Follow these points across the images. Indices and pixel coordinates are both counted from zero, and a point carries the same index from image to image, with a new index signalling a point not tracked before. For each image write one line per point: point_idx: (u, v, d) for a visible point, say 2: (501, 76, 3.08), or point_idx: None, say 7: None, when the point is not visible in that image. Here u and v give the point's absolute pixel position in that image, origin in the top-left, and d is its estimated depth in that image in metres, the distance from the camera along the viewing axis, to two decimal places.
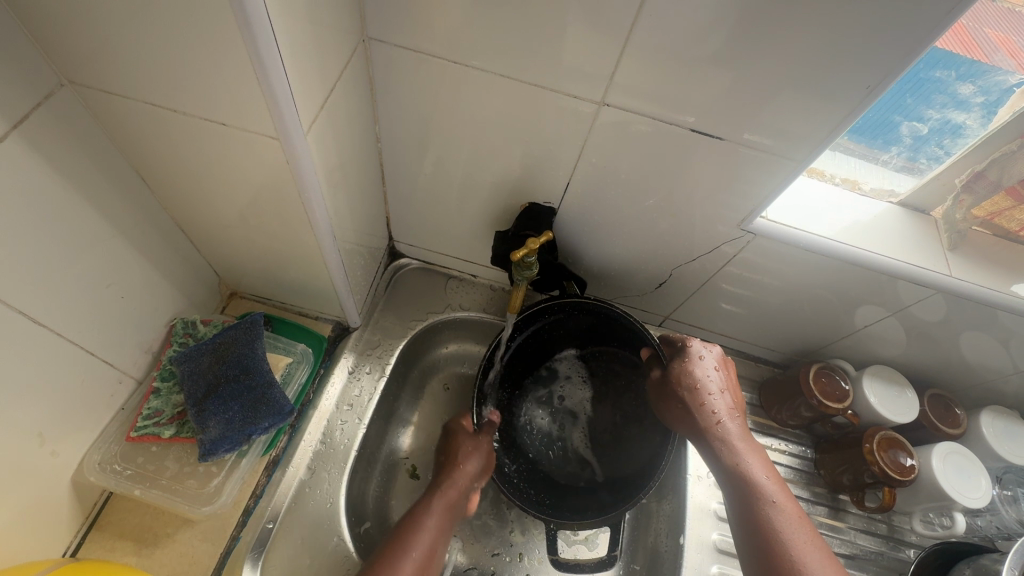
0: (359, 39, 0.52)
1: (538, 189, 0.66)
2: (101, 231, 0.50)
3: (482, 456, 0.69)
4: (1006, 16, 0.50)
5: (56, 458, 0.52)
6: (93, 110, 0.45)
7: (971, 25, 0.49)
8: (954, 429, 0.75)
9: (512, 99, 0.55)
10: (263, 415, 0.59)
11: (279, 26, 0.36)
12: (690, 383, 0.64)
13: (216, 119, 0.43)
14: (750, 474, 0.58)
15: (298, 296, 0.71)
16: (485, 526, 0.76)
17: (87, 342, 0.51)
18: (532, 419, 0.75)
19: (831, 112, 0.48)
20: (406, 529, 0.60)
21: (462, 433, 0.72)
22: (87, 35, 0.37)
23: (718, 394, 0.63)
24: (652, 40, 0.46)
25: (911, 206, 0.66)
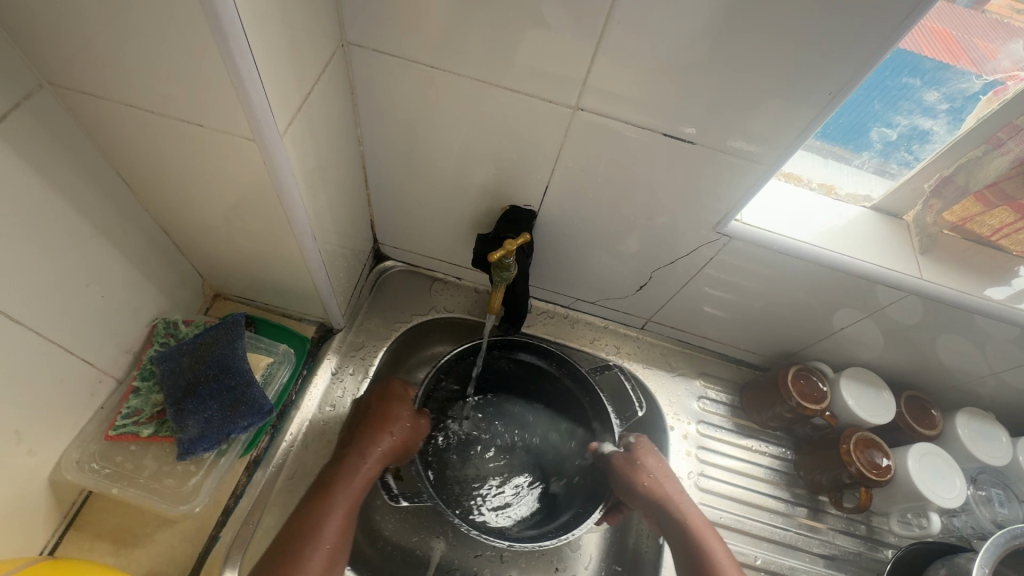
0: (338, 44, 0.53)
1: (518, 192, 0.67)
2: (80, 231, 0.50)
3: (406, 434, 0.65)
4: (994, 26, 0.50)
5: (34, 456, 0.52)
6: (73, 111, 0.45)
7: (960, 35, 0.51)
8: (929, 430, 0.76)
9: (489, 103, 0.56)
10: (242, 415, 0.59)
11: (253, 27, 0.37)
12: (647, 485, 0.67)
13: (194, 121, 0.43)
14: (708, 549, 0.63)
15: (280, 297, 0.71)
16: (469, 530, 0.76)
17: (66, 341, 0.52)
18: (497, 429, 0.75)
19: (800, 116, 0.50)
20: (318, 503, 0.58)
21: (399, 402, 0.67)
22: (63, 35, 0.38)
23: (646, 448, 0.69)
24: (625, 44, 0.48)
25: (883, 210, 0.67)
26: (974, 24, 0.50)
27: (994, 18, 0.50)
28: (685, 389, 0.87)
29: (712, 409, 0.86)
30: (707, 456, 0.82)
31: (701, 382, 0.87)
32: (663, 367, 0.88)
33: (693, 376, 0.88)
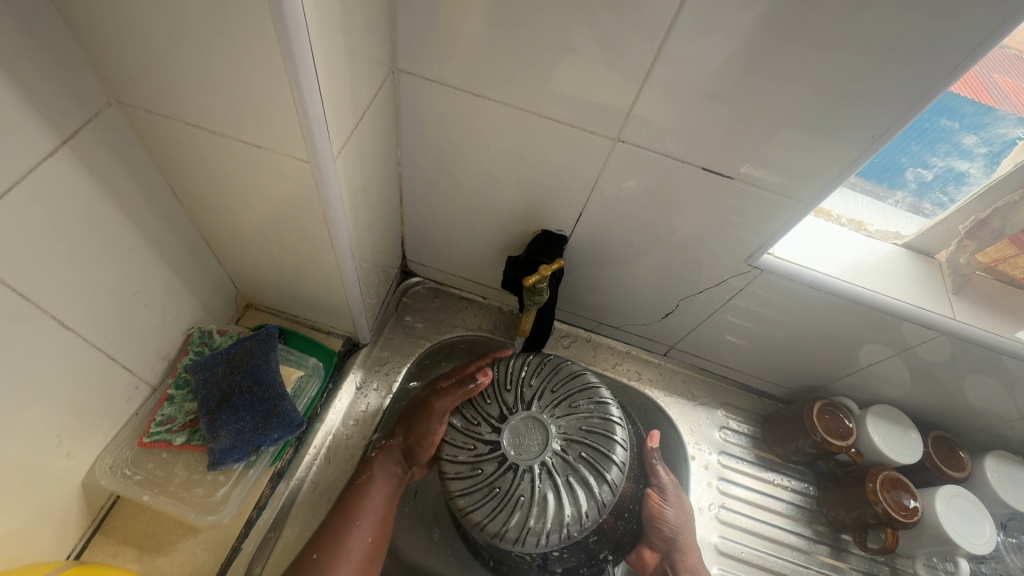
0: (389, 70, 0.55)
1: (551, 217, 0.68)
2: (132, 241, 0.52)
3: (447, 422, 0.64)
4: (1012, 60, 0.50)
5: (70, 460, 0.53)
6: (136, 127, 0.47)
7: (980, 71, 0.51)
8: (957, 472, 0.75)
9: (530, 131, 0.58)
10: (273, 427, 0.60)
11: (320, 55, 0.38)
12: (662, 526, 0.71)
13: (252, 142, 0.45)
14: None
15: (311, 310, 0.72)
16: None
17: (110, 348, 0.53)
18: (568, 400, 0.63)
19: (839, 157, 0.50)
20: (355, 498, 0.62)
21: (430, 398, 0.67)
22: (138, 57, 0.40)
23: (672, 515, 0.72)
24: (671, 81, 0.49)
25: (914, 248, 0.68)
26: (991, 59, 0.49)
27: (1011, 52, 0.49)
28: (705, 418, 0.86)
29: (734, 440, 0.85)
30: (726, 487, 0.81)
31: (722, 412, 0.87)
32: (685, 396, 0.87)
33: (714, 406, 0.87)
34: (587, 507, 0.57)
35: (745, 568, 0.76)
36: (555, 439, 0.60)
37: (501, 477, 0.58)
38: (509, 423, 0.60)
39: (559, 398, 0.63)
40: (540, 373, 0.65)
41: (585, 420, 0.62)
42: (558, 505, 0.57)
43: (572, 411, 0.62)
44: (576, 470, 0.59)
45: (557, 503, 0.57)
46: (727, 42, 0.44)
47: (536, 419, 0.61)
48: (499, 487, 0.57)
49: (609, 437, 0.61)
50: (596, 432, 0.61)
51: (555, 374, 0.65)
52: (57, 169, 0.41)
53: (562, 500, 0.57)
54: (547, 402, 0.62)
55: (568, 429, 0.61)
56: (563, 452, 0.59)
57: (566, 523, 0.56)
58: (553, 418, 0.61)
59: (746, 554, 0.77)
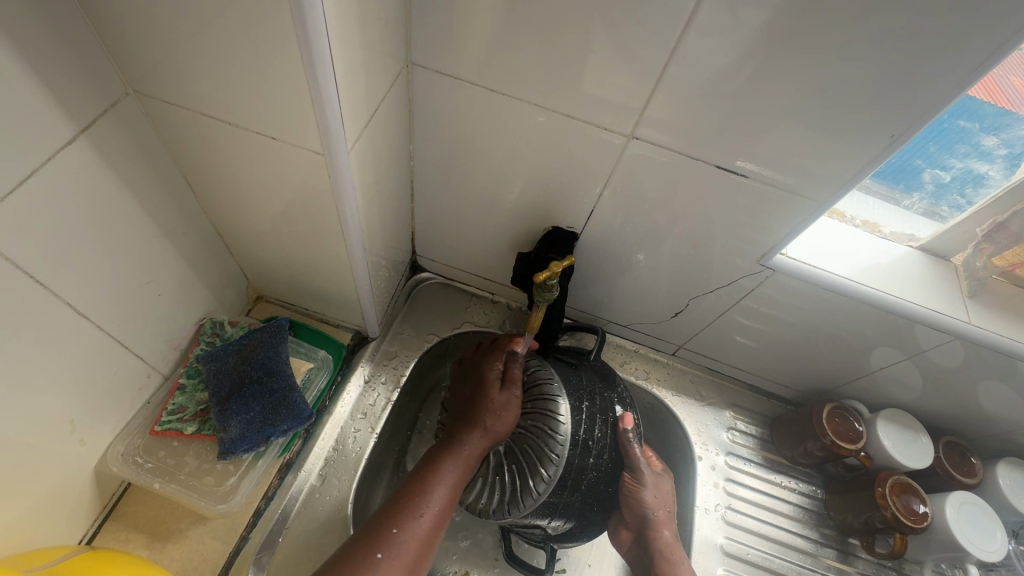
0: (404, 64, 0.55)
1: (562, 214, 0.67)
2: (147, 231, 0.52)
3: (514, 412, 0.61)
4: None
5: (84, 446, 0.54)
6: (152, 118, 0.47)
7: (999, 74, 0.49)
8: (968, 479, 0.74)
9: (543, 128, 0.57)
10: (283, 418, 0.60)
11: (337, 47, 0.38)
12: (636, 505, 0.66)
13: (267, 133, 0.45)
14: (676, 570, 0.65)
15: (321, 303, 0.72)
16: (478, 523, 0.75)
17: (123, 336, 0.53)
18: (527, 398, 0.63)
19: (855, 158, 0.50)
20: (423, 479, 0.56)
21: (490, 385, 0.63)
22: (157, 47, 0.40)
23: (649, 493, 0.66)
24: (687, 78, 0.48)
25: (930, 251, 0.67)
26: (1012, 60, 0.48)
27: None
28: (713, 419, 0.86)
29: (741, 441, 0.85)
30: (733, 489, 0.81)
31: (730, 413, 0.86)
32: (692, 396, 0.87)
33: (722, 407, 0.87)
34: (514, 502, 0.59)
35: (752, 570, 0.76)
36: (506, 436, 0.62)
37: None
38: None
39: (520, 394, 0.64)
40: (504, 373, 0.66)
41: (536, 416, 0.62)
42: (496, 491, 0.60)
43: (533, 413, 0.62)
44: (512, 469, 0.60)
45: (497, 491, 0.60)
46: (745, 39, 0.44)
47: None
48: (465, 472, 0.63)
49: (551, 434, 0.60)
50: (546, 430, 0.60)
51: (521, 374, 0.65)
52: (74, 157, 0.42)
53: (506, 487, 0.60)
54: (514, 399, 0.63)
55: (518, 426, 0.62)
56: (510, 445, 0.61)
57: (501, 505, 0.60)
58: (509, 411, 0.63)
59: (752, 556, 0.77)
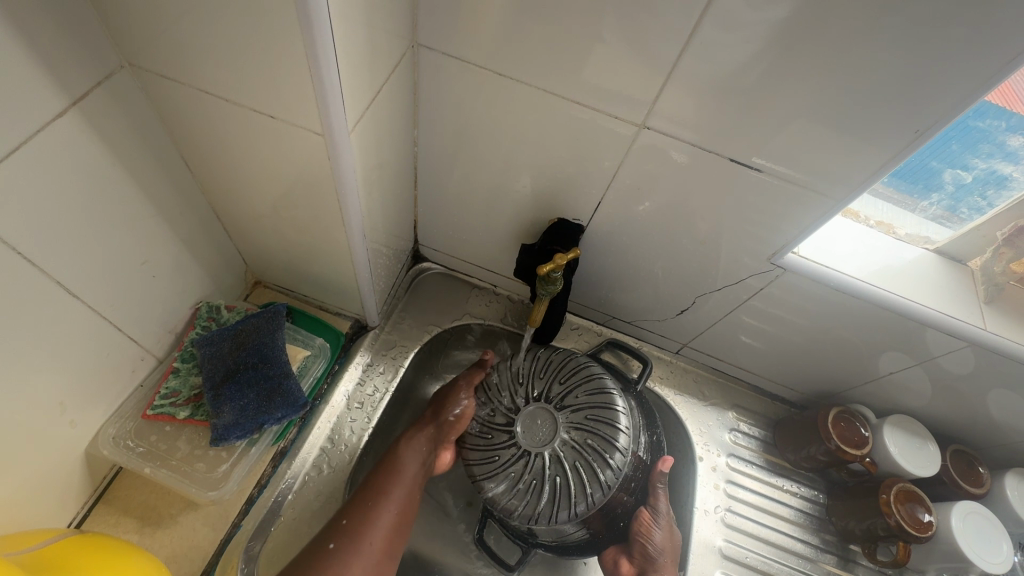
0: (409, 45, 0.53)
1: (567, 205, 0.66)
2: (142, 211, 0.51)
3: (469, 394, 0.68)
4: None
5: (74, 428, 0.53)
6: (148, 92, 0.46)
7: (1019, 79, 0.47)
8: (975, 489, 0.72)
9: (550, 116, 0.56)
10: (277, 406, 0.59)
11: (338, 22, 0.37)
12: (646, 543, 0.66)
13: (266, 112, 0.44)
14: None
15: (319, 290, 0.71)
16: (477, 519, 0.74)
17: (115, 318, 0.52)
18: (590, 413, 0.62)
19: (875, 155, 0.47)
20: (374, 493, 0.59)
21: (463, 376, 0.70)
22: (151, 18, 0.39)
23: (660, 535, 0.66)
24: (702, 67, 0.46)
25: (947, 254, 0.65)
26: None
27: None
28: (715, 419, 0.84)
29: (743, 443, 0.83)
30: (733, 490, 0.80)
31: (733, 414, 0.85)
32: (694, 395, 0.86)
33: (725, 408, 0.85)
34: (557, 510, 0.59)
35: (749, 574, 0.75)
36: (562, 439, 0.61)
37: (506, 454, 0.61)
38: (524, 414, 0.62)
39: (583, 405, 0.63)
40: (564, 380, 0.65)
41: (595, 433, 0.61)
42: (536, 496, 0.59)
43: (589, 419, 0.62)
44: (568, 474, 0.59)
45: (539, 496, 0.59)
46: (767, 27, 0.41)
47: (552, 417, 0.62)
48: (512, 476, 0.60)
49: (606, 459, 0.60)
50: (605, 437, 0.61)
51: (584, 385, 0.64)
52: (64, 132, 0.40)
53: (548, 493, 0.59)
54: (568, 403, 0.63)
55: (574, 439, 0.61)
56: (562, 454, 0.60)
57: (539, 511, 0.59)
58: (567, 422, 0.62)
59: (751, 560, 0.76)
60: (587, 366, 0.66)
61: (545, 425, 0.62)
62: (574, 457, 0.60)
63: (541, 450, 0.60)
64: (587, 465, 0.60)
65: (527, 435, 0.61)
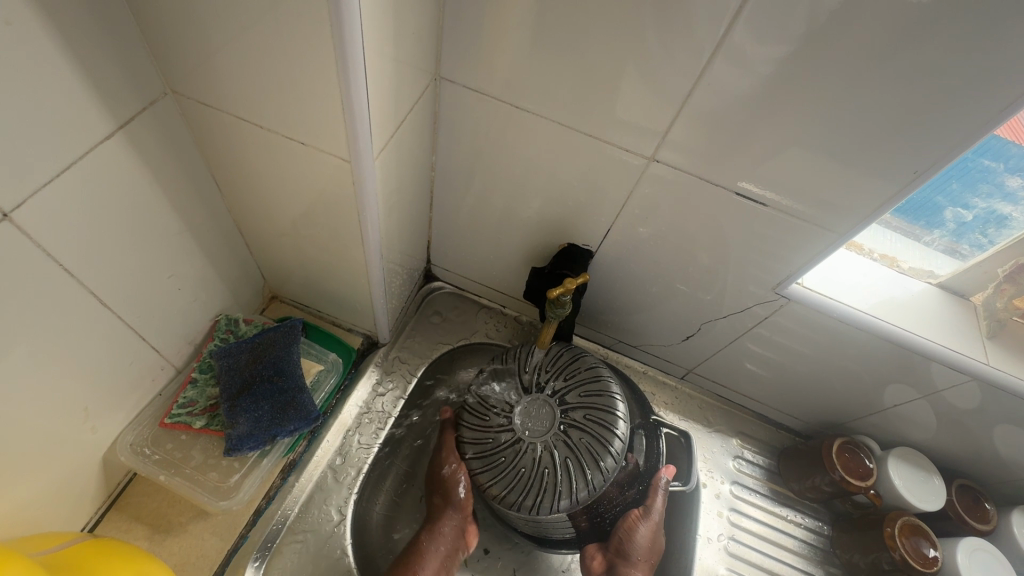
0: (432, 77, 0.56)
1: (577, 231, 0.68)
2: (173, 227, 0.54)
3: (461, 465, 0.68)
4: None
5: (96, 433, 0.54)
6: (187, 117, 0.49)
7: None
8: (982, 525, 0.72)
9: (564, 146, 0.58)
10: (290, 418, 0.61)
11: (371, 57, 0.39)
12: (629, 540, 0.67)
13: (298, 139, 0.46)
14: (636, 545, 0.66)
15: (334, 306, 0.73)
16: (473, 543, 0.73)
17: (142, 328, 0.54)
18: (585, 438, 0.61)
19: (874, 193, 0.50)
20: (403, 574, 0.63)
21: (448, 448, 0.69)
22: (198, 49, 0.42)
23: (657, 502, 0.69)
24: (710, 104, 0.49)
25: (949, 288, 0.66)
26: None
27: None
28: (720, 446, 0.85)
29: (748, 470, 0.83)
30: (736, 518, 0.80)
31: (737, 441, 0.85)
32: (700, 421, 0.86)
33: (729, 434, 0.86)
34: (544, 501, 0.59)
35: None
36: (557, 432, 0.62)
37: (507, 446, 0.62)
38: (522, 407, 0.63)
39: (582, 407, 0.63)
40: (582, 395, 0.64)
41: (576, 455, 0.60)
42: (497, 473, 0.61)
43: (588, 419, 0.62)
44: (559, 468, 0.60)
45: (497, 473, 0.61)
46: (771, 69, 0.44)
47: (552, 416, 0.63)
48: (505, 458, 0.61)
49: (571, 485, 0.59)
50: (600, 438, 0.61)
51: (598, 411, 0.63)
52: (110, 153, 0.43)
53: (535, 479, 0.60)
54: (568, 398, 0.64)
55: (555, 450, 0.61)
56: (556, 447, 0.61)
57: (490, 487, 0.61)
58: (565, 421, 0.62)
59: None
60: (612, 399, 0.64)
61: (540, 420, 0.62)
62: (566, 452, 0.61)
63: (535, 441, 0.61)
64: (576, 462, 0.60)
65: (523, 426, 0.62)
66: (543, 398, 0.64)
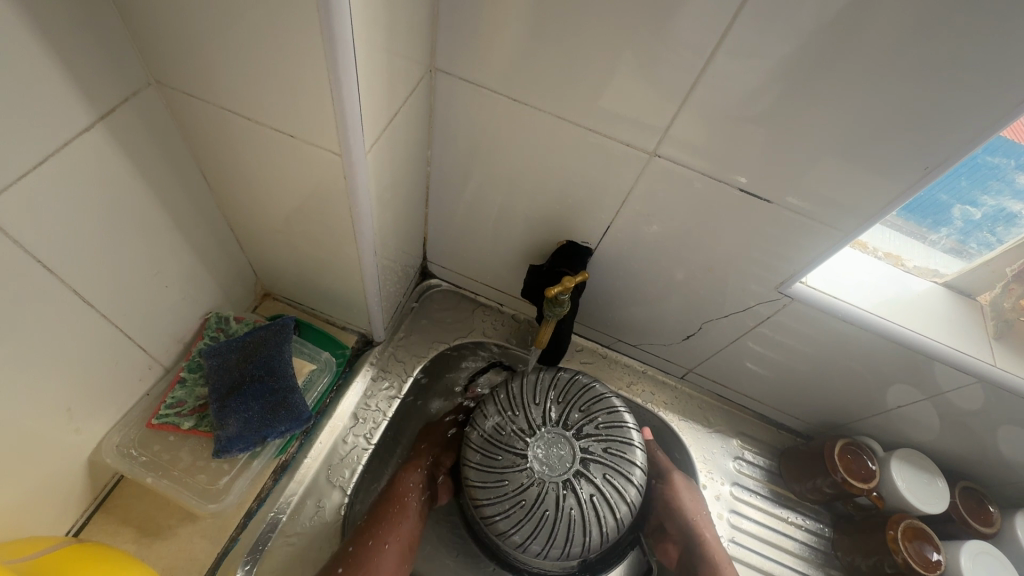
0: (427, 68, 0.54)
1: (576, 228, 0.66)
2: (159, 223, 0.52)
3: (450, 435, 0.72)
4: None
5: (80, 435, 0.53)
6: (171, 108, 0.47)
7: None
8: (985, 528, 0.71)
9: (563, 141, 0.56)
10: (281, 419, 0.59)
11: (361, 46, 0.38)
12: (674, 504, 0.74)
13: (286, 132, 0.45)
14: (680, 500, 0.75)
15: (328, 304, 0.72)
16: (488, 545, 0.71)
17: (127, 327, 0.53)
18: (602, 482, 0.61)
19: (880, 191, 0.48)
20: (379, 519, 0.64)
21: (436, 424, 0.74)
22: (181, 37, 0.40)
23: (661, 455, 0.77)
24: (712, 98, 0.47)
25: (956, 288, 0.65)
26: None
27: None
28: (720, 447, 0.84)
29: (748, 472, 0.82)
30: (736, 521, 0.78)
31: (738, 442, 0.84)
32: (700, 422, 0.85)
33: (730, 435, 0.84)
34: (574, 542, 0.59)
35: None
36: (579, 471, 0.61)
37: (528, 491, 0.59)
38: (541, 443, 0.62)
39: (602, 441, 0.63)
40: (599, 427, 0.64)
41: (602, 493, 0.60)
42: (521, 522, 0.59)
43: (609, 453, 0.62)
44: (587, 509, 0.59)
45: (520, 519, 0.59)
46: (777, 62, 0.43)
47: (572, 452, 0.62)
48: (527, 505, 0.59)
49: (600, 522, 0.60)
50: (622, 471, 0.62)
51: (617, 444, 0.63)
52: (91, 145, 0.42)
53: (563, 524, 0.59)
54: (585, 433, 0.63)
55: (580, 492, 0.60)
56: (582, 489, 0.60)
57: (514, 534, 0.59)
58: (587, 457, 0.61)
59: None
60: (627, 428, 0.65)
61: (561, 460, 0.61)
62: (592, 492, 0.60)
63: (560, 485, 0.60)
64: (605, 500, 0.60)
65: (544, 467, 0.60)
66: (562, 436, 0.62)
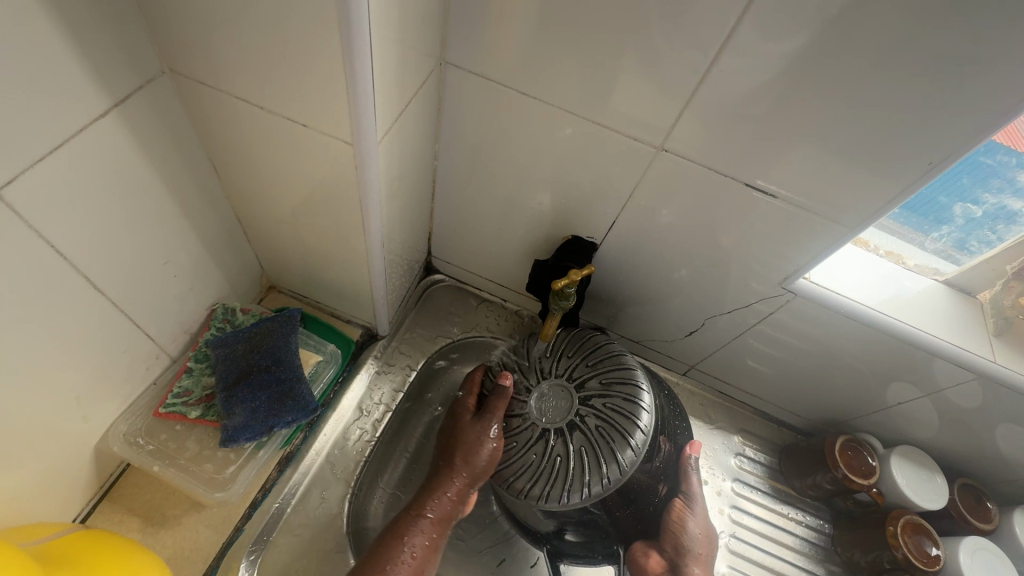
0: (437, 62, 0.55)
1: (581, 223, 0.67)
2: (169, 212, 0.52)
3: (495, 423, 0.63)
4: None
5: (87, 423, 0.53)
6: (183, 97, 0.47)
7: None
8: (983, 524, 0.72)
9: (570, 136, 0.57)
10: (287, 409, 0.60)
11: (375, 36, 0.38)
12: (680, 529, 0.68)
13: (298, 122, 0.45)
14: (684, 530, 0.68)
15: (333, 297, 0.72)
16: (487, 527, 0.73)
17: (135, 316, 0.53)
18: (585, 446, 0.59)
19: (884, 187, 0.49)
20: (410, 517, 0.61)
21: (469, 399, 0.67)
22: (196, 26, 0.40)
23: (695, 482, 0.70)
24: (720, 94, 0.47)
25: (956, 286, 0.65)
26: None
27: None
28: (721, 443, 0.84)
29: (749, 468, 0.83)
30: (737, 516, 0.79)
31: (739, 438, 0.85)
32: (702, 418, 0.86)
33: (730, 431, 0.85)
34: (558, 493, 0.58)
35: None
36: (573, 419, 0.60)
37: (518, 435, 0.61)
38: (539, 390, 0.62)
39: (609, 398, 0.61)
40: (606, 382, 0.62)
41: (592, 447, 0.59)
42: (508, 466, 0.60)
43: (610, 410, 0.61)
44: (574, 458, 0.59)
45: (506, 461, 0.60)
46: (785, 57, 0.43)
47: (570, 402, 0.61)
48: (515, 446, 0.61)
49: (587, 476, 0.58)
50: (621, 431, 0.59)
51: (624, 404, 0.61)
52: (105, 132, 0.42)
53: (550, 468, 0.59)
54: (589, 385, 0.62)
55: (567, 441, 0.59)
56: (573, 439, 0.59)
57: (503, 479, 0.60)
58: (585, 409, 0.61)
59: None
60: (640, 388, 0.62)
61: (558, 408, 0.61)
62: (584, 444, 0.59)
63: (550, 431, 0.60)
64: (593, 453, 0.58)
65: (537, 412, 0.61)
66: (562, 384, 0.63)
